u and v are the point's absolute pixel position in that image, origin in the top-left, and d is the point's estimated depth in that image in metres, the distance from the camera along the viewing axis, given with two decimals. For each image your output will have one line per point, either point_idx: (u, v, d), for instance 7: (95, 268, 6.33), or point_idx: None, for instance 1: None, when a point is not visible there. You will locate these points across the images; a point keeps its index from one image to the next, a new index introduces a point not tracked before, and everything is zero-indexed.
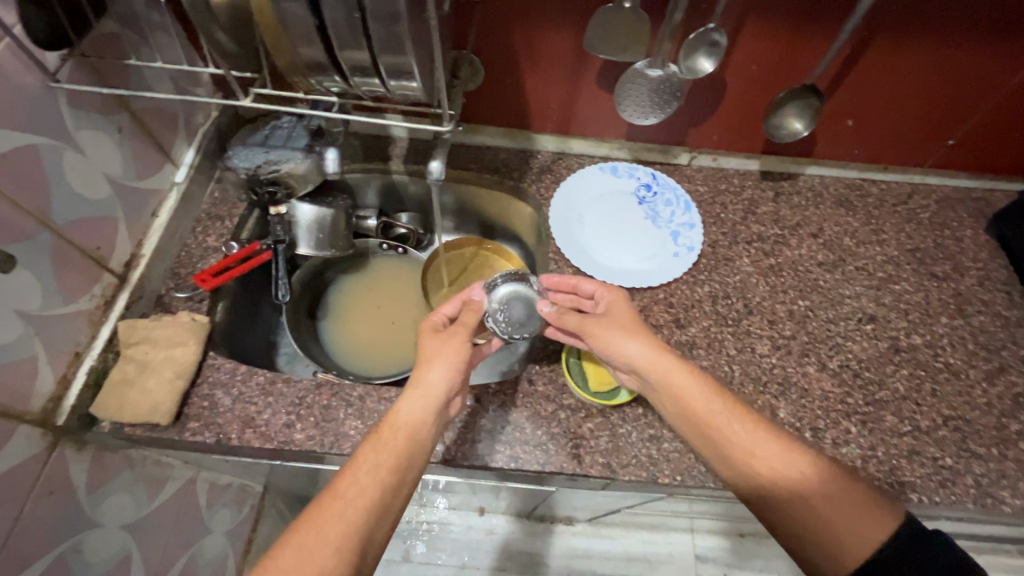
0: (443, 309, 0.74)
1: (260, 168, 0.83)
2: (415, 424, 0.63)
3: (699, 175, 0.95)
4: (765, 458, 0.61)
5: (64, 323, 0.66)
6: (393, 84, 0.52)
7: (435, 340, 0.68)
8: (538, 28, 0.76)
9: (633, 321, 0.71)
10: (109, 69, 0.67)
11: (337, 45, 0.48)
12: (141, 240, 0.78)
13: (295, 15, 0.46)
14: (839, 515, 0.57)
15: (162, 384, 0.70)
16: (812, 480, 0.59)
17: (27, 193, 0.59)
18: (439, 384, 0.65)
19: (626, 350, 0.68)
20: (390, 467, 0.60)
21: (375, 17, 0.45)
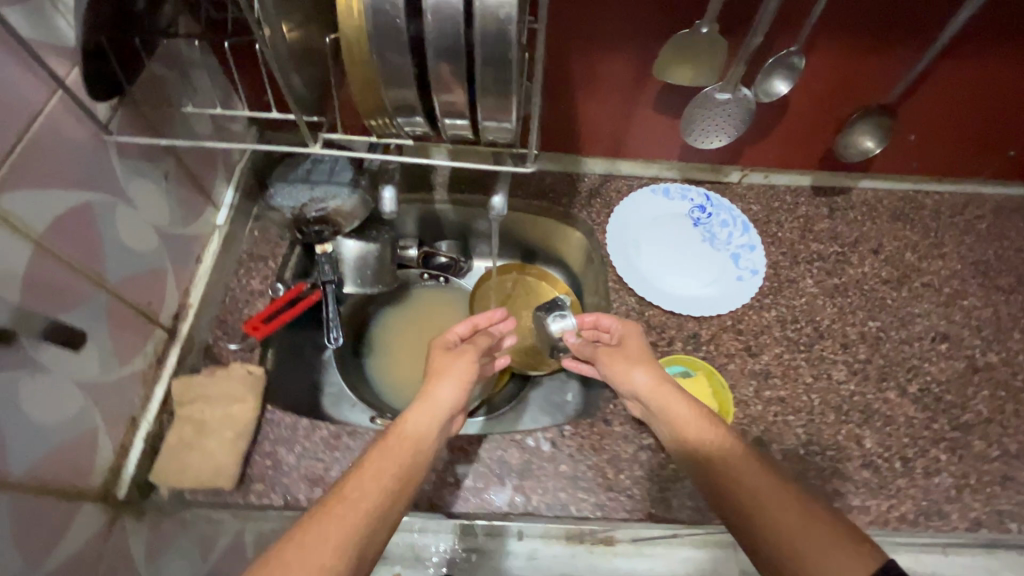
0: (456, 329, 0.79)
1: (306, 207, 0.80)
2: (422, 434, 0.63)
3: (750, 193, 0.92)
4: (750, 480, 0.54)
5: (119, 388, 0.62)
6: (485, 125, 0.48)
7: (446, 356, 0.73)
8: (600, 54, 0.72)
9: (642, 350, 0.71)
10: (156, 115, 0.63)
11: (435, 90, 0.44)
12: (188, 289, 0.74)
13: (395, 67, 0.43)
14: (814, 541, 0.47)
15: (223, 445, 0.66)
16: (793, 507, 0.50)
17: (81, 253, 0.55)
18: (446, 400, 0.68)
19: (631, 378, 0.68)
20: (397, 471, 0.57)
21: (485, 67, 0.42)
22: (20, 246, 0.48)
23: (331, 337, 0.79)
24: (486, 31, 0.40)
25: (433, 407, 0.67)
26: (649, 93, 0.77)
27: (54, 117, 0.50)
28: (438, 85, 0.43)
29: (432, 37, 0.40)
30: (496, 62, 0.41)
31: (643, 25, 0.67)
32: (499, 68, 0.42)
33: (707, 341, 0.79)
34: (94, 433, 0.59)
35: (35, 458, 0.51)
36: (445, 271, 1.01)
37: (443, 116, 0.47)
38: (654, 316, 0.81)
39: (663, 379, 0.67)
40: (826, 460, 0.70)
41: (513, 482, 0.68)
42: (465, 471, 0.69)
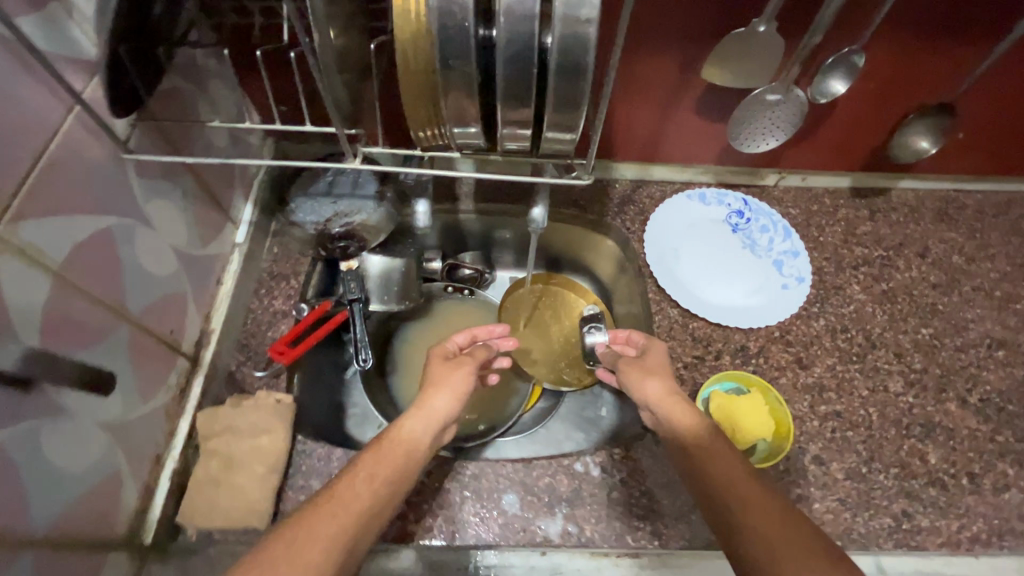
0: (455, 338, 0.76)
1: (330, 223, 0.76)
2: (415, 443, 0.61)
3: (788, 196, 0.89)
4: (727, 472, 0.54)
5: (143, 425, 0.57)
6: (552, 136, 0.45)
7: (445, 367, 0.69)
8: (642, 57, 0.68)
9: (665, 366, 0.66)
10: (176, 130, 0.59)
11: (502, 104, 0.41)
12: (208, 313, 0.70)
13: (460, 76, 0.40)
14: (780, 534, 0.47)
15: (254, 480, 0.61)
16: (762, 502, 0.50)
17: (102, 282, 0.51)
18: (441, 412, 0.65)
19: (645, 390, 0.64)
20: (386, 479, 0.57)
21: (557, 73, 0.39)
22: (39, 278, 0.44)
23: (360, 358, 0.75)
24: (564, 38, 0.38)
25: (427, 418, 0.64)
26: (690, 96, 0.73)
27: (70, 135, 0.46)
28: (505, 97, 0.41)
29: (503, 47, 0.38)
30: (570, 70, 0.39)
31: (691, 25, 0.63)
32: (571, 76, 0.40)
33: (756, 354, 0.75)
34: (119, 475, 0.54)
35: (61, 506, 0.47)
36: (471, 283, 0.95)
37: (504, 127, 0.44)
38: (698, 328, 0.77)
39: (674, 391, 0.63)
40: (891, 478, 0.67)
41: (564, 511, 0.64)
42: (512, 500, 0.65)
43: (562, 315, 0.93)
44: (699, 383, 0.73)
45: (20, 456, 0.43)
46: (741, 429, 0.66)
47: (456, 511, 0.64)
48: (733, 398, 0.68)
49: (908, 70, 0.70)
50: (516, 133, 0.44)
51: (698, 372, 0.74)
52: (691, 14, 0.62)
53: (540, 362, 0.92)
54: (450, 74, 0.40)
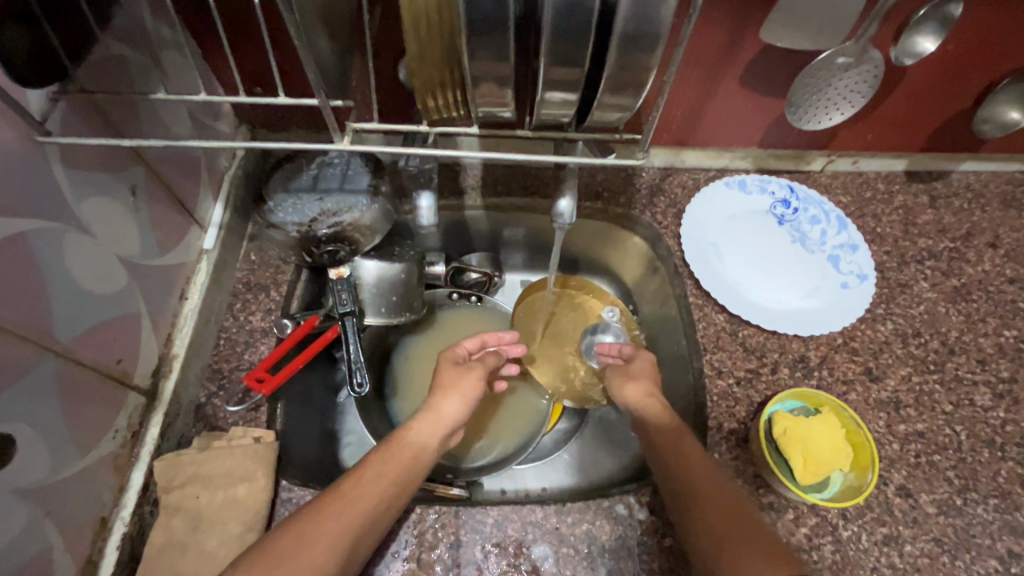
0: (465, 342, 0.65)
1: (316, 223, 0.64)
2: (422, 449, 0.51)
3: (836, 182, 0.78)
4: (698, 475, 0.48)
5: (81, 485, 0.46)
6: (610, 98, 0.35)
7: (458, 369, 0.59)
8: None
9: (653, 371, 0.61)
10: (116, 110, 0.47)
11: (546, 58, 0.31)
12: (170, 336, 0.58)
13: (490, 11, 0.29)
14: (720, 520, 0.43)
15: (227, 543, 0.50)
16: (727, 510, 0.44)
17: (13, 307, 0.39)
18: (453, 418, 0.56)
19: (626, 391, 0.60)
20: (397, 480, 0.47)
21: (627, 9, 0.30)
22: None
23: (355, 383, 0.62)
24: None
25: (437, 421, 0.54)
26: (736, 67, 0.62)
27: None
28: (547, 48, 0.31)
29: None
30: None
31: None
32: (648, 9, 0.30)
33: (819, 365, 0.65)
34: (49, 552, 0.43)
35: None
36: (477, 290, 0.82)
37: (544, 91, 0.34)
38: (749, 337, 0.66)
39: (654, 391, 0.59)
40: (991, 511, 0.57)
41: (607, 565, 0.53)
42: (544, 553, 0.54)
43: (585, 322, 0.81)
44: (757, 402, 0.62)
45: None
46: (819, 462, 0.54)
47: (477, 571, 0.53)
48: (801, 421, 0.57)
49: (1002, 28, 0.60)
50: (564, 97, 0.34)
51: (754, 390, 0.63)
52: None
53: (561, 378, 0.80)
54: (477, 3, 0.28)
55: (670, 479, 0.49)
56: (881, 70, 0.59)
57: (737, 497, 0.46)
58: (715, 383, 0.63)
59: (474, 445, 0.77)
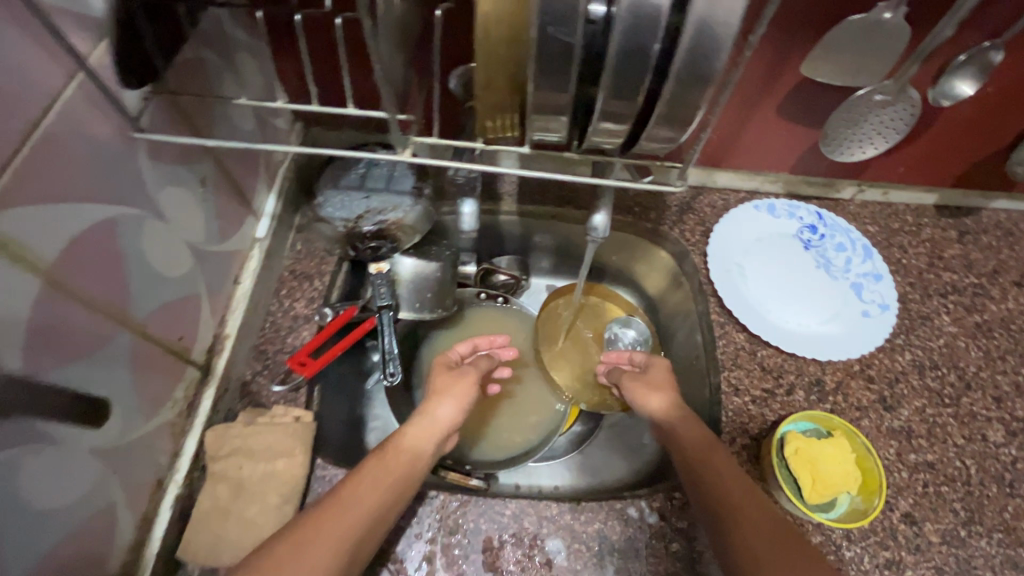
0: (458, 346, 0.69)
1: (361, 220, 0.69)
2: (419, 453, 0.54)
3: (865, 212, 0.79)
4: (736, 496, 0.48)
5: (144, 447, 0.50)
6: (657, 133, 0.38)
7: (448, 375, 0.62)
8: None
9: (670, 379, 0.63)
10: (195, 108, 0.51)
11: (605, 91, 0.34)
12: (224, 316, 0.62)
13: (560, 50, 0.32)
14: (755, 527, 0.45)
15: (267, 513, 0.54)
16: (761, 519, 0.46)
17: (102, 285, 0.43)
18: (447, 422, 0.58)
19: (648, 401, 0.61)
20: (393, 486, 0.50)
21: (685, 56, 0.32)
22: (23, 280, 0.36)
23: (388, 372, 0.66)
24: (704, 9, 0.30)
25: (432, 427, 0.57)
26: (775, 96, 0.64)
27: (75, 108, 0.39)
28: (608, 83, 0.34)
29: (618, 34, 0.31)
30: (705, 44, 0.32)
31: (798, 16, 0.54)
32: (705, 54, 0.32)
33: (834, 390, 0.67)
34: (115, 507, 0.47)
35: (42, 550, 0.39)
36: (504, 291, 0.87)
37: (598, 121, 0.37)
38: (768, 357, 0.69)
39: (675, 401, 0.60)
40: (994, 545, 0.58)
41: (615, 563, 0.56)
42: (558, 547, 0.57)
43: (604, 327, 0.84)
44: (770, 420, 0.64)
45: None
46: (826, 482, 0.57)
47: (493, 558, 0.56)
48: (812, 442, 0.59)
49: None
50: (617, 128, 0.37)
51: (768, 409, 0.65)
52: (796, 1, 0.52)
53: (579, 381, 0.82)
54: (547, 45, 0.32)
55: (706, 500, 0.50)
56: (917, 110, 0.61)
57: (776, 516, 0.46)
58: (731, 399, 0.66)
59: (493, 441, 0.81)
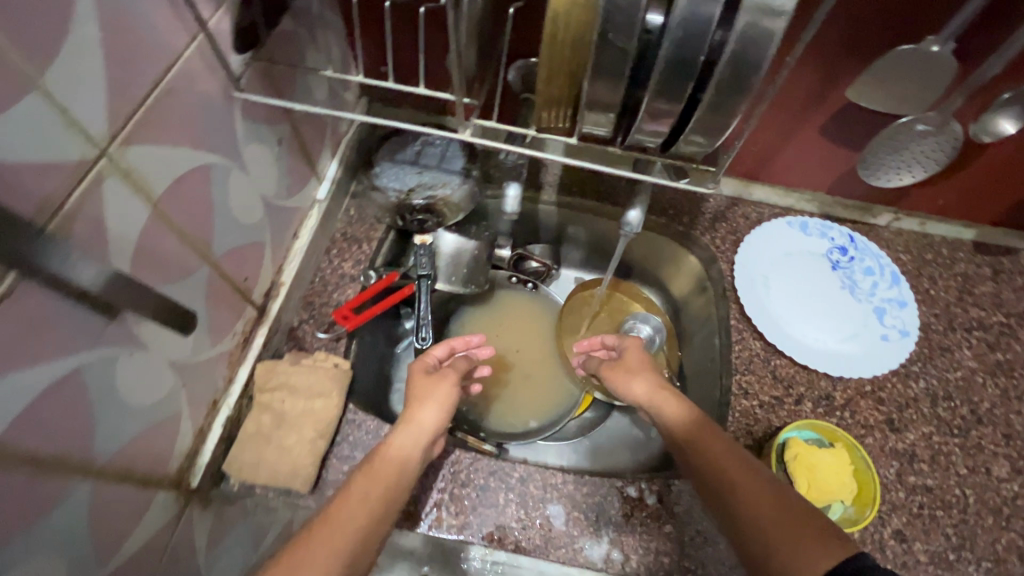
0: (434, 350, 0.68)
1: (411, 193, 0.76)
2: (405, 460, 0.54)
3: (899, 239, 0.80)
4: (742, 484, 0.50)
5: (207, 369, 0.57)
6: (693, 137, 0.42)
7: (428, 379, 0.62)
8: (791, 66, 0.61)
9: (645, 363, 0.69)
10: (283, 75, 0.57)
11: (652, 94, 0.38)
12: (281, 265, 0.69)
13: (616, 54, 0.36)
14: (762, 510, 0.47)
15: (304, 443, 0.61)
16: (767, 502, 0.48)
17: (195, 223, 0.50)
18: (431, 426, 0.58)
19: (631, 387, 0.67)
20: (383, 497, 0.50)
21: (725, 70, 0.36)
22: (138, 207, 0.43)
23: (420, 336, 0.72)
24: (747, 31, 0.34)
25: (416, 433, 0.56)
26: (821, 115, 0.66)
27: (192, 66, 0.45)
28: (656, 85, 0.38)
29: (668, 45, 0.35)
30: (744, 61, 0.35)
31: (851, 42, 0.56)
32: (744, 70, 0.36)
33: (842, 406, 0.69)
34: (179, 416, 0.54)
35: (124, 439, 0.46)
36: (535, 278, 0.91)
37: (642, 121, 0.41)
38: (781, 367, 0.71)
39: (657, 381, 0.66)
40: (981, 572, 0.60)
41: (611, 534, 0.60)
42: (558, 513, 0.61)
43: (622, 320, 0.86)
44: (776, 426, 0.67)
45: (94, 383, 0.41)
46: (821, 489, 0.60)
47: (497, 512, 0.61)
48: (813, 450, 0.62)
49: None
50: (657, 129, 0.41)
51: (775, 415, 0.68)
52: (849, 27, 0.55)
53: None
54: (606, 49, 0.36)
55: (716, 491, 0.52)
56: (960, 142, 0.62)
57: (781, 491, 0.48)
58: (739, 401, 0.69)
59: (505, 417, 0.85)
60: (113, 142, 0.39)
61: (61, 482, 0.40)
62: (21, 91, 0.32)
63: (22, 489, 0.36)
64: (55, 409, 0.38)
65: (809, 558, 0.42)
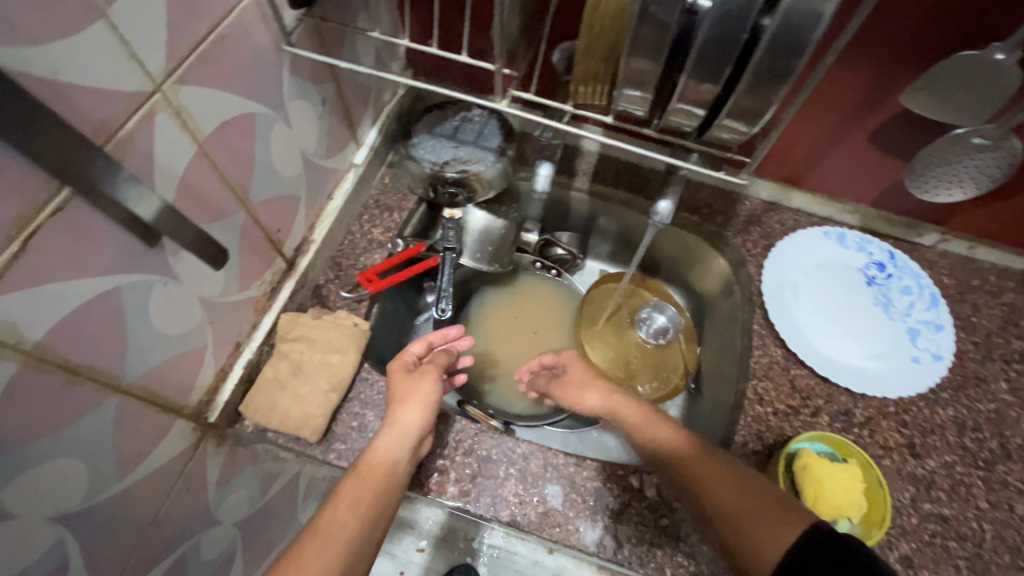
0: (412, 347, 0.67)
1: (447, 165, 0.75)
2: (393, 463, 0.56)
3: (943, 261, 0.77)
4: (710, 480, 0.55)
5: (234, 312, 0.59)
6: (725, 122, 0.41)
7: (408, 378, 0.62)
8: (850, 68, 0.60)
9: (590, 373, 0.72)
10: (332, 36, 0.59)
11: (689, 74, 0.38)
12: (314, 223, 0.71)
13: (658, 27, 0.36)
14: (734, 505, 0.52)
15: (317, 394, 0.63)
16: (735, 495, 0.53)
17: (236, 168, 0.52)
18: (417, 425, 0.59)
19: (584, 400, 0.70)
20: (372, 504, 0.53)
21: (767, 53, 0.35)
22: (185, 143, 0.45)
23: (440, 307, 0.73)
24: (791, 10, 0.33)
25: (402, 435, 0.58)
26: (871, 121, 0.65)
27: (248, 15, 0.47)
28: (693, 63, 0.37)
29: (707, 23, 0.34)
30: (786, 44, 0.34)
31: (914, 45, 0.55)
32: (785, 55, 0.35)
33: (861, 424, 0.66)
34: (203, 352, 0.56)
35: (150, 364, 0.49)
36: (559, 265, 0.91)
37: (675, 103, 0.41)
38: (800, 377, 0.69)
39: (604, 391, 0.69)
40: None
41: (605, 521, 0.60)
42: (556, 492, 0.62)
43: (634, 311, 0.88)
44: (788, 435, 0.65)
45: (128, 307, 0.44)
46: (828, 502, 0.58)
47: (496, 484, 0.62)
48: (824, 462, 0.60)
49: None
50: (690, 110, 0.41)
51: (789, 424, 0.66)
52: (915, 28, 0.53)
53: (613, 363, 0.84)
54: (649, 23, 0.35)
55: (686, 484, 0.56)
56: (1017, 161, 0.59)
57: (745, 482, 0.54)
58: (753, 407, 0.67)
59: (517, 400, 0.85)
60: (168, 79, 0.41)
61: (90, 393, 0.42)
62: (88, 18, 0.34)
63: (55, 392, 0.39)
64: (90, 325, 0.41)
65: (784, 544, 0.48)
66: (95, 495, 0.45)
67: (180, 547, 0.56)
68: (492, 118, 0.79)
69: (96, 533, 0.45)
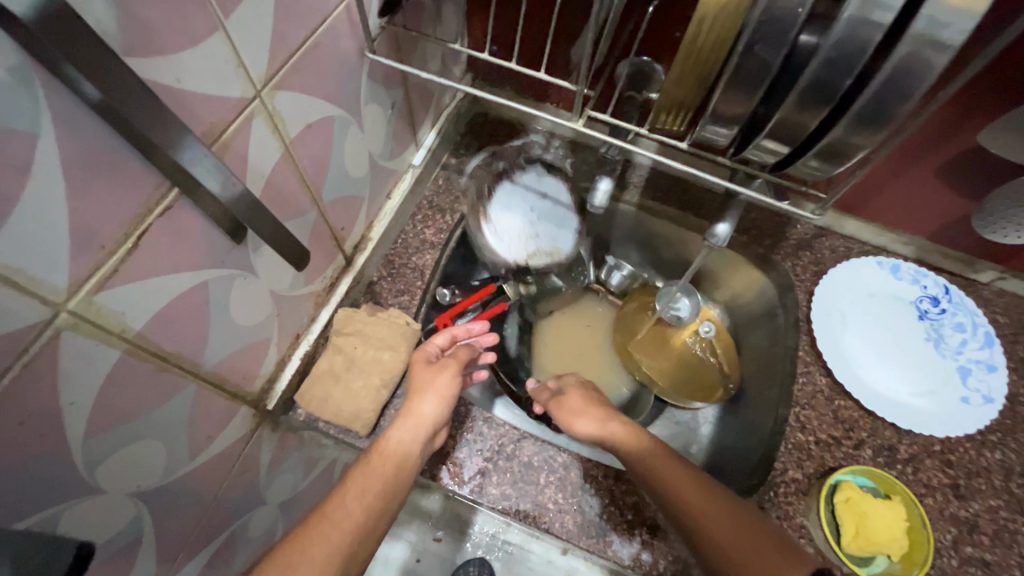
0: (436, 339, 0.69)
1: (530, 257, 0.79)
2: (406, 455, 0.58)
3: (999, 300, 0.75)
4: (698, 506, 0.54)
5: (297, 305, 0.62)
6: (807, 160, 0.43)
7: (429, 371, 0.64)
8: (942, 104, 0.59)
9: (588, 403, 0.70)
10: (407, 43, 0.60)
11: (789, 107, 0.38)
12: (372, 222, 0.73)
13: (759, 64, 0.36)
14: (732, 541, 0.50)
15: (369, 389, 0.65)
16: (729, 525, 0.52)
17: (315, 168, 0.54)
18: (431, 419, 0.60)
19: (580, 427, 0.67)
20: (379, 494, 0.54)
21: (869, 98, 0.36)
22: (274, 146, 0.47)
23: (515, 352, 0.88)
24: (905, 56, 0.33)
25: (415, 430, 0.59)
26: (940, 156, 0.64)
27: (338, 24, 0.49)
28: (794, 100, 0.38)
29: (811, 68, 0.36)
30: (889, 91, 0.35)
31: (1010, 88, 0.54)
32: (889, 99, 0.36)
33: (905, 460, 0.66)
34: (267, 343, 0.58)
35: (227, 352, 0.51)
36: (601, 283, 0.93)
37: (763, 138, 0.43)
38: (844, 408, 0.69)
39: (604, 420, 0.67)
40: None
41: (643, 536, 0.61)
42: (592, 505, 0.63)
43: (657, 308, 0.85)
44: (829, 466, 0.65)
45: (215, 298, 0.46)
46: (870, 536, 0.59)
47: (536, 490, 0.63)
48: (866, 496, 0.61)
49: None
50: (770, 146, 0.43)
51: (830, 454, 0.66)
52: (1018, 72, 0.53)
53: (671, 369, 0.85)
54: (748, 60, 0.36)
55: (674, 507, 0.55)
56: None
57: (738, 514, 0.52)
58: (794, 434, 0.67)
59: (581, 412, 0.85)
60: (266, 85, 0.43)
61: (176, 379, 0.45)
62: (211, 31, 0.36)
63: (146, 375, 0.41)
64: (184, 315, 0.43)
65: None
66: (171, 472, 0.48)
67: (231, 526, 0.57)
68: (562, 190, 0.80)
69: (166, 508, 0.48)
